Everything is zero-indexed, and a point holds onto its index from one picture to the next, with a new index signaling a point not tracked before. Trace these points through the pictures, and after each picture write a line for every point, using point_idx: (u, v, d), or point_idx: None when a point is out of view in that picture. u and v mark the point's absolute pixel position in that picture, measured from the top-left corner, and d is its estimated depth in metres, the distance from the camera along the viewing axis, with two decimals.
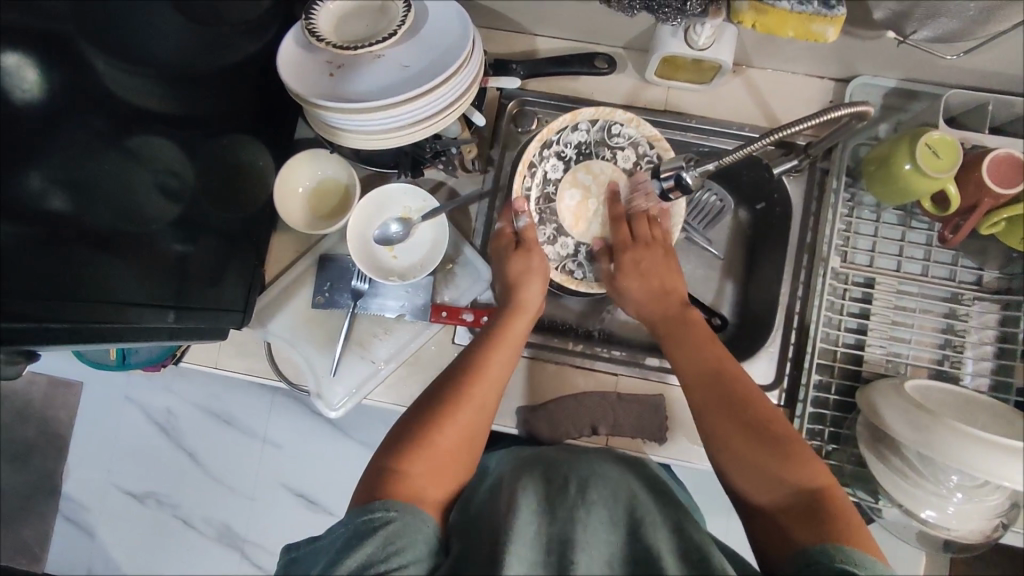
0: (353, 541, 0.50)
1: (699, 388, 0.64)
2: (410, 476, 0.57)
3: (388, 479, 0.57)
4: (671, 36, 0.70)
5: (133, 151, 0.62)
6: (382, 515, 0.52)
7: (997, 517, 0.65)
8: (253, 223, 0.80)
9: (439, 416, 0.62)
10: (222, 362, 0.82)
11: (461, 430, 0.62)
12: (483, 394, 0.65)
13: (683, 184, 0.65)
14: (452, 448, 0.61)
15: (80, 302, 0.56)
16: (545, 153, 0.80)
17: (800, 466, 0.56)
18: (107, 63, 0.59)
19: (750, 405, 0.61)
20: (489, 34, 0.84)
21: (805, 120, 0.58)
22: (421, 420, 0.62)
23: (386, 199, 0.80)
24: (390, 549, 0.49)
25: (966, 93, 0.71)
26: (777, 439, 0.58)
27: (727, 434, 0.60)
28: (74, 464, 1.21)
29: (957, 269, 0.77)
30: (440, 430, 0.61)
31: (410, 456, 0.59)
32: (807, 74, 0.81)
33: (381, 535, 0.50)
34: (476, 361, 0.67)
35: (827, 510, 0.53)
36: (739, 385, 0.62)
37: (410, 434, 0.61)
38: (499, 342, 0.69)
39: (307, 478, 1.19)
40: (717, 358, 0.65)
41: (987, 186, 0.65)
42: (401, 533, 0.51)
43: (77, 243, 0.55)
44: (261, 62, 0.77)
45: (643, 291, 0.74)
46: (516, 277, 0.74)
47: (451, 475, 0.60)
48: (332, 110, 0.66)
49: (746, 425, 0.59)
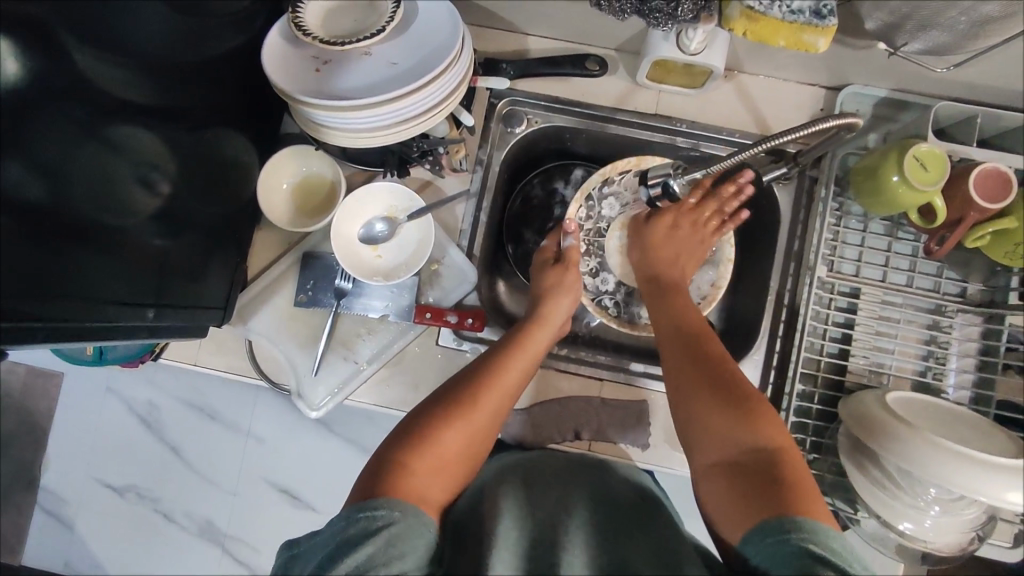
0: (352, 541, 0.46)
1: (673, 363, 0.65)
2: (416, 471, 0.54)
3: (393, 472, 0.54)
4: (662, 41, 0.70)
5: (113, 142, 0.60)
6: (384, 514, 0.49)
7: (972, 530, 0.66)
8: (236, 218, 0.79)
9: (452, 412, 0.61)
10: (203, 359, 0.81)
11: (472, 429, 0.60)
12: (499, 401, 0.64)
13: (671, 190, 0.65)
14: (464, 445, 0.59)
15: (55, 297, 0.54)
16: (604, 191, 0.84)
17: (759, 425, 0.56)
18: (87, 52, 0.57)
19: (718, 377, 0.61)
20: (479, 32, 0.83)
21: (793, 131, 0.58)
22: (434, 414, 0.60)
23: (371, 198, 0.79)
24: (391, 552, 0.46)
25: (956, 105, 0.71)
26: (744, 405, 0.57)
27: (695, 404, 0.60)
28: (53, 456, 1.20)
29: (941, 280, 0.77)
30: (452, 424, 0.60)
31: (413, 452, 0.56)
32: (798, 81, 0.80)
33: (382, 537, 0.47)
34: (494, 366, 0.66)
35: (785, 472, 0.51)
36: (714, 360, 0.63)
37: (418, 428, 0.59)
38: (520, 352, 0.69)
39: (289, 473, 1.18)
40: (696, 338, 0.66)
41: (973, 201, 0.65)
42: (403, 537, 0.47)
43: (52, 237, 0.54)
44: (247, 54, 0.76)
45: (661, 249, 0.77)
46: (549, 289, 0.77)
47: (456, 478, 0.58)
48: (315, 107, 0.65)
49: (713, 393, 0.59)
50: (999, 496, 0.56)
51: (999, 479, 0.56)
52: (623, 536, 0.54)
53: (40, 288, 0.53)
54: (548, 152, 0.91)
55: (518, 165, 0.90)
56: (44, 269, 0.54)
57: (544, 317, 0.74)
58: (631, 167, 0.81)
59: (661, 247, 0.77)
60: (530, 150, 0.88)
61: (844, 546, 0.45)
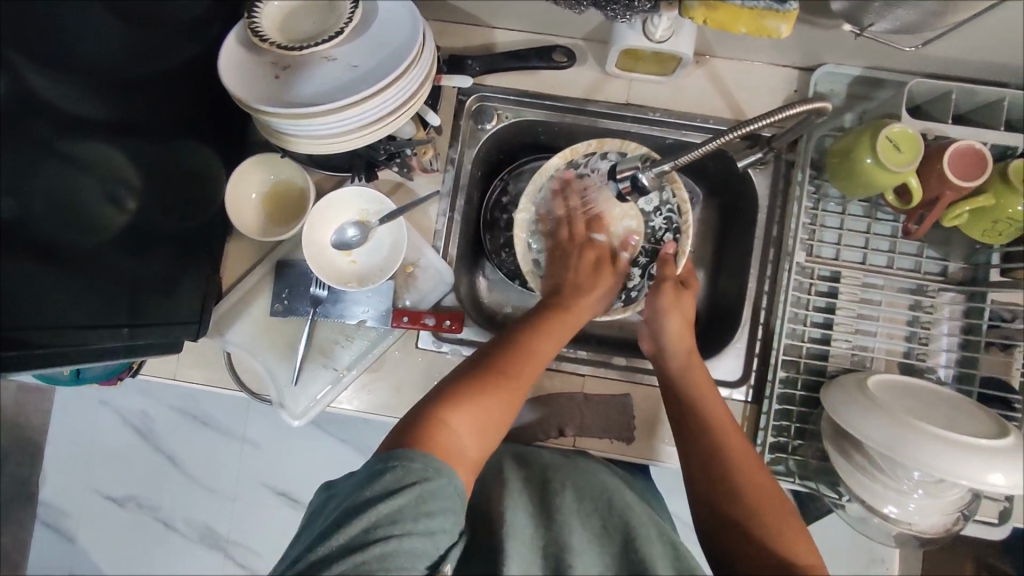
0: (385, 489, 0.48)
1: (703, 481, 0.62)
2: (454, 430, 0.55)
3: (433, 424, 0.55)
4: (628, 29, 0.68)
5: (73, 158, 0.59)
6: (421, 468, 0.49)
7: (958, 511, 0.66)
8: (208, 230, 0.78)
9: (489, 378, 0.61)
10: (183, 373, 0.81)
11: (507, 401, 0.60)
12: (533, 369, 0.65)
13: (639, 185, 0.63)
14: (497, 410, 0.59)
15: (21, 325, 0.53)
16: (570, 172, 0.83)
17: (790, 539, 0.56)
18: (37, 68, 0.55)
19: (750, 493, 0.60)
20: (444, 27, 0.81)
21: (763, 117, 0.57)
22: (467, 380, 0.61)
23: (341, 203, 0.77)
24: (421, 509, 0.47)
25: (929, 82, 0.69)
26: (776, 532, 0.57)
27: (729, 526, 0.59)
28: (49, 470, 1.20)
29: (922, 259, 0.77)
30: (492, 390, 0.60)
31: (459, 412, 0.57)
32: (771, 63, 0.79)
33: (416, 491, 0.48)
34: (526, 339, 0.67)
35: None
36: (746, 472, 0.61)
37: (466, 390, 0.59)
38: (554, 324, 0.69)
39: (286, 477, 1.18)
40: (723, 441, 0.64)
41: (948, 178, 0.64)
42: (436, 494, 0.48)
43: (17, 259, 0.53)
44: (207, 62, 0.74)
45: (681, 336, 0.71)
46: (582, 280, 0.75)
47: (493, 437, 0.58)
48: (279, 117, 0.63)
49: (749, 514, 0.58)
50: (977, 478, 0.56)
51: (976, 458, 0.56)
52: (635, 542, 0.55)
53: (10, 313, 0.52)
54: (525, 147, 0.90)
55: (495, 162, 0.89)
56: (15, 294, 0.53)
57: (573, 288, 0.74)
58: (593, 150, 0.79)
59: (680, 317, 0.72)
60: (504, 145, 0.87)
61: None
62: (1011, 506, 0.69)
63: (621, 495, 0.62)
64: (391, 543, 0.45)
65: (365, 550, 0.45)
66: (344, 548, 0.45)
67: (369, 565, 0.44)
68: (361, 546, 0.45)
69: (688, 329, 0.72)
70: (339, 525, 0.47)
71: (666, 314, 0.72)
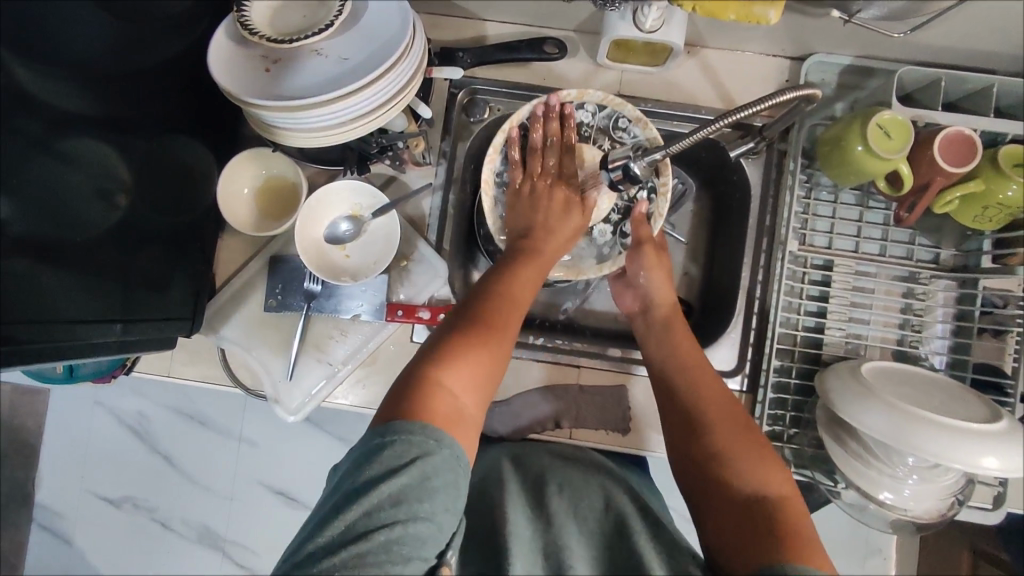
0: (386, 468, 0.47)
1: (682, 443, 0.63)
2: (445, 391, 0.54)
3: (424, 388, 0.54)
4: (619, 19, 0.68)
5: (64, 154, 0.58)
6: (421, 441, 0.49)
7: (952, 496, 0.66)
8: (200, 226, 0.78)
9: (471, 332, 0.60)
10: (178, 370, 0.81)
11: (489, 351, 0.60)
12: (511, 317, 0.64)
13: (631, 173, 0.64)
14: (487, 362, 0.59)
15: (13, 322, 0.53)
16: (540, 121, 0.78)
17: (773, 474, 0.57)
18: (25, 63, 0.55)
19: (727, 434, 0.60)
20: (435, 20, 0.81)
21: (754, 105, 0.57)
22: (451, 337, 0.60)
23: (333, 198, 0.77)
24: (422, 488, 0.47)
25: (918, 70, 0.69)
26: (755, 465, 0.57)
27: (705, 477, 0.59)
28: (45, 471, 1.19)
29: (915, 247, 0.77)
30: (474, 343, 0.59)
31: (450, 369, 0.56)
32: (762, 53, 0.79)
33: (418, 469, 0.47)
34: (507, 286, 0.66)
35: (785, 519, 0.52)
36: (724, 418, 0.62)
37: (451, 345, 0.59)
38: (529, 269, 0.68)
39: (283, 475, 1.18)
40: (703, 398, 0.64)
41: (939, 165, 0.64)
42: (438, 469, 0.48)
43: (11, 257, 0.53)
44: (197, 57, 0.74)
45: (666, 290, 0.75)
46: (553, 221, 0.73)
47: (484, 395, 0.58)
48: (269, 109, 0.63)
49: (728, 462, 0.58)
50: (970, 463, 0.56)
51: (968, 443, 0.57)
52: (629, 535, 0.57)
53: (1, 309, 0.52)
54: None
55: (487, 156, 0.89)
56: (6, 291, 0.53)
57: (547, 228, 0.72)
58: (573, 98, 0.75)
59: (661, 275, 0.75)
60: None
61: None
62: (1005, 490, 0.69)
63: (618, 493, 0.63)
64: (396, 529, 0.46)
65: (369, 538, 0.45)
66: (349, 534, 0.46)
67: (375, 552, 0.45)
68: (365, 533, 0.46)
69: (669, 284, 0.75)
70: (342, 510, 0.47)
71: (648, 277, 0.75)
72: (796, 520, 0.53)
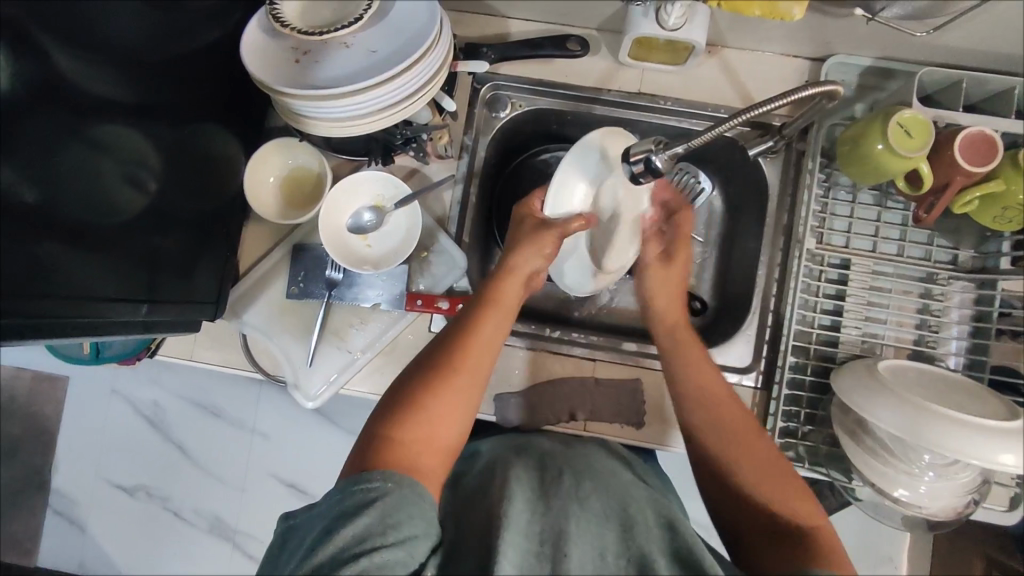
0: (348, 512, 0.49)
1: (706, 451, 0.63)
2: (403, 439, 0.56)
3: (385, 445, 0.55)
4: (641, 16, 0.69)
5: (96, 141, 0.60)
6: (379, 485, 0.51)
7: (968, 494, 0.66)
8: (226, 215, 0.79)
9: (430, 379, 0.61)
10: (199, 354, 0.82)
11: (451, 396, 0.61)
12: (478, 362, 0.64)
13: (652, 167, 0.62)
14: (450, 403, 0.60)
15: (43, 296, 0.55)
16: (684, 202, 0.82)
17: (795, 506, 0.57)
18: (65, 53, 0.57)
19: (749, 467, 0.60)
20: (459, 18, 0.83)
21: (774, 101, 0.57)
22: (411, 384, 0.61)
23: (357, 188, 0.79)
24: (388, 522, 0.48)
25: (938, 71, 0.70)
26: (781, 496, 0.58)
27: (735, 520, 0.59)
28: (62, 458, 1.21)
29: (933, 248, 0.77)
30: (433, 392, 0.60)
31: (404, 421, 0.58)
32: (781, 54, 0.80)
33: (376, 508, 0.49)
34: (468, 323, 0.67)
35: (808, 536, 0.54)
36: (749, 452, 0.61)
37: (407, 394, 0.60)
38: (493, 306, 0.69)
39: (295, 468, 1.19)
40: (724, 407, 0.65)
41: (958, 164, 0.64)
42: (399, 505, 0.50)
43: (40, 240, 0.55)
44: (228, 48, 0.75)
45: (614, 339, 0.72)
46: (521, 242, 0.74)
47: (449, 432, 0.59)
48: (299, 99, 0.65)
49: (750, 480, 0.59)
50: (988, 459, 0.56)
51: (990, 442, 0.56)
52: (635, 530, 0.56)
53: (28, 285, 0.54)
54: (539, 138, 0.91)
55: (509, 152, 0.91)
56: (37, 272, 0.55)
57: (509, 268, 0.72)
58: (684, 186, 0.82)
59: None
60: (517, 135, 0.89)
61: None
62: (1021, 491, 0.69)
63: (623, 483, 0.62)
64: (364, 560, 0.46)
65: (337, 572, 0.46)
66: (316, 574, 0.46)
67: None
68: (336, 568, 0.46)
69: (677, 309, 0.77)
70: (310, 553, 0.47)
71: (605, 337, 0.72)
72: (818, 540, 0.53)
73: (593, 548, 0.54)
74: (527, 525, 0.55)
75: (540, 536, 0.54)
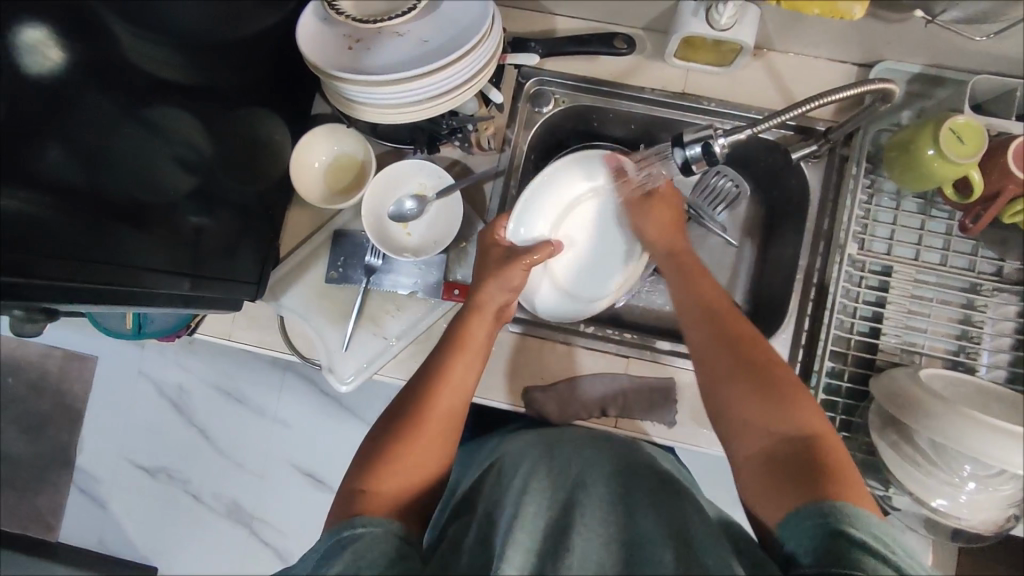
0: (317, 569, 0.47)
1: (717, 362, 0.63)
2: (380, 491, 0.55)
3: (360, 496, 0.54)
4: (692, 15, 0.70)
5: (150, 121, 0.61)
6: (350, 534, 0.49)
7: (1009, 508, 0.65)
8: (269, 198, 0.81)
9: (400, 429, 0.60)
10: (237, 335, 0.83)
11: (424, 443, 0.60)
12: (449, 401, 0.64)
13: (712, 153, 0.62)
14: (422, 450, 0.59)
15: (87, 266, 0.55)
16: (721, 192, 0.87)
17: (797, 412, 0.57)
18: (131, 32, 0.58)
19: (752, 377, 0.60)
20: (507, 13, 0.84)
21: (837, 91, 0.62)
22: (383, 436, 0.60)
23: (401, 177, 0.81)
24: (359, 562, 0.46)
25: (992, 79, 0.70)
26: (783, 401, 0.58)
27: (742, 432, 0.58)
28: (88, 436, 1.23)
29: (977, 259, 0.76)
30: (404, 439, 0.60)
31: (379, 474, 0.57)
32: (828, 59, 0.80)
33: (348, 552, 0.47)
34: (437, 366, 0.66)
35: (822, 458, 0.53)
36: (750, 352, 0.62)
37: (379, 451, 0.59)
38: (463, 345, 0.68)
39: (314, 457, 1.20)
40: (729, 320, 0.66)
41: (1011, 173, 0.64)
42: (367, 548, 0.47)
43: (91, 216, 0.55)
44: (282, 35, 0.77)
45: (659, 237, 0.79)
46: (490, 274, 0.73)
47: (423, 477, 0.58)
48: (353, 83, 0.66)
49: (753, 396, 0.59)
50: None
51: None
52: (636, 514, 0.53)
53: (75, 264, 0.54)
54: (579, 135, 0.91)
55: (551, 148, 0.92)
56: (86, 247, 0.55)
57: (479, 304, 0.71)
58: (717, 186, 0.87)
59: (648, 223, 0.80)
60: (558, 130, 0.89)
61: (888, 536, 0.45)
62: None
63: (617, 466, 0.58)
64: None
65: None
66: None
67: None
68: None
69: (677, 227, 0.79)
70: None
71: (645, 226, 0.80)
72: (827, 460, 0.53)
73: (599, 537, 0.51)
74: None
75: None
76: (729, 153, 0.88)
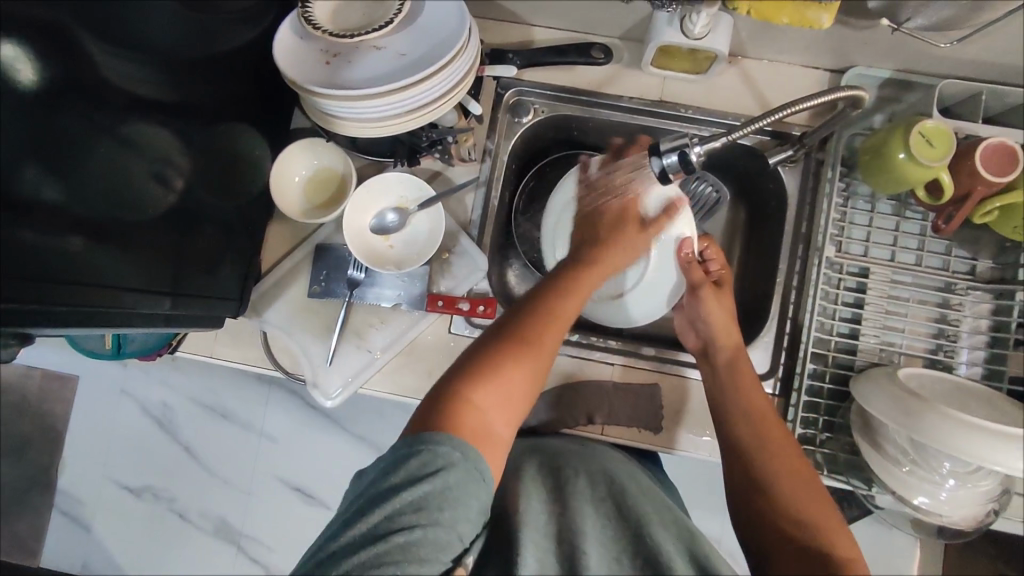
0: (408, 475, 0.48)
1: (750, 456, 0.65)
2: (477, 403, 0.54)
3: (456, 407, 0.53)
4: (666, 24, 0.71)
5: (127, 138, 0.60)
6: (446, 452, 0.49)
7: (988, 503, 0.66)
8: (250, 213, 0.80)
9: (513, 346, 0.59)
10: (219, 351, 0.83)
11: (530, 371, 0.59)
12: (554, 338, 0.63)
13: (688, 161, 0.62)
14: (525, 380, 0.58)
15: (62, 286, 0.54)
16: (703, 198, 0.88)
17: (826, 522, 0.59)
18: (101, 48, 0.57)
19: (787, 479, 0.62)
20: (485, 25, 0.84)
21: (817, 96, 0.62)
22: (494, 346, 0.59)
23: (382, 190, 0.81)
24: (445, 498, 0.47)
25: (959, 83, 0.71)
26: (812, 509, 0.60)
27: (766, 523, 0.60)
28: (69, 457, 1.21)
29: (951, 258, 0.78)
30: (512, 362, 0.58)
31: (480, 385, 0.56)
32: (802, 65, 0.81)
33: (441, 478, 0.48)
34: (548, 303, 0.64)
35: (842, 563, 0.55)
36: (786, 454, 0.64)
37: (487, 359, 0.58)
38: (570, 291, 0.67)
39: (302, 472, 1.19)
40: (766, 420, 0.67)
41: (980, 174, 0.65)
42: (460, 481, 0.48)
43: (65, 236, 0.54)
44: (259, 50, 0.77)
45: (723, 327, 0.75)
46: (608, 235, 0.75)
47: (516, 411, 0.57)
48: (332, 99, 0.66)
49: (786, 494, 0.61)
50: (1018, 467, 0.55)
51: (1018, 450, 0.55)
52: (646, 533, 0.56)
53: (49, 285, 0.53)
54: (560, 144, 0.92)
55: (531, 156, 0.92)
56: (60, 268, 0.54)
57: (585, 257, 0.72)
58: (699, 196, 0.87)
59: (723, 314, 0.75)
60: (539, 139, 0.90)
61: None
62: None
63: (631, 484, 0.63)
64: (414, 533, 0.46)
65: (388, 540, 0.46)
66: (370, 534, 0.46)
67: (392, 554, 0.45)
68: (373, 542, 0.46)
69: (733, 326, 0.75)
70: (362, 513, 0.47)
71: (711, 323, 0.75)
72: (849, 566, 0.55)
73: (608, 552, 0.55)
74: (546, 528, 0.55)
75: (562, 535, 0.55)
76: (708, 159, 0.89)
